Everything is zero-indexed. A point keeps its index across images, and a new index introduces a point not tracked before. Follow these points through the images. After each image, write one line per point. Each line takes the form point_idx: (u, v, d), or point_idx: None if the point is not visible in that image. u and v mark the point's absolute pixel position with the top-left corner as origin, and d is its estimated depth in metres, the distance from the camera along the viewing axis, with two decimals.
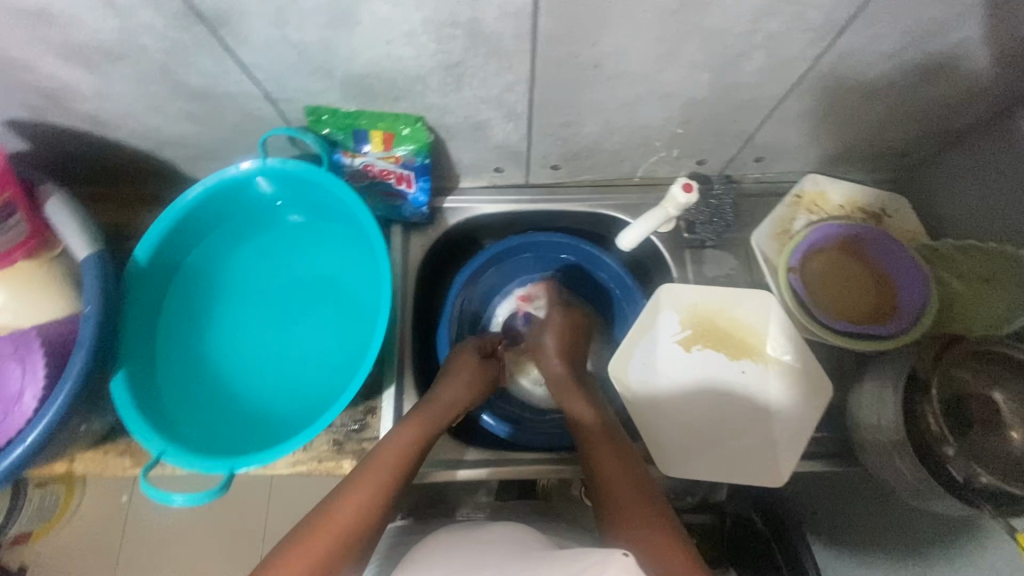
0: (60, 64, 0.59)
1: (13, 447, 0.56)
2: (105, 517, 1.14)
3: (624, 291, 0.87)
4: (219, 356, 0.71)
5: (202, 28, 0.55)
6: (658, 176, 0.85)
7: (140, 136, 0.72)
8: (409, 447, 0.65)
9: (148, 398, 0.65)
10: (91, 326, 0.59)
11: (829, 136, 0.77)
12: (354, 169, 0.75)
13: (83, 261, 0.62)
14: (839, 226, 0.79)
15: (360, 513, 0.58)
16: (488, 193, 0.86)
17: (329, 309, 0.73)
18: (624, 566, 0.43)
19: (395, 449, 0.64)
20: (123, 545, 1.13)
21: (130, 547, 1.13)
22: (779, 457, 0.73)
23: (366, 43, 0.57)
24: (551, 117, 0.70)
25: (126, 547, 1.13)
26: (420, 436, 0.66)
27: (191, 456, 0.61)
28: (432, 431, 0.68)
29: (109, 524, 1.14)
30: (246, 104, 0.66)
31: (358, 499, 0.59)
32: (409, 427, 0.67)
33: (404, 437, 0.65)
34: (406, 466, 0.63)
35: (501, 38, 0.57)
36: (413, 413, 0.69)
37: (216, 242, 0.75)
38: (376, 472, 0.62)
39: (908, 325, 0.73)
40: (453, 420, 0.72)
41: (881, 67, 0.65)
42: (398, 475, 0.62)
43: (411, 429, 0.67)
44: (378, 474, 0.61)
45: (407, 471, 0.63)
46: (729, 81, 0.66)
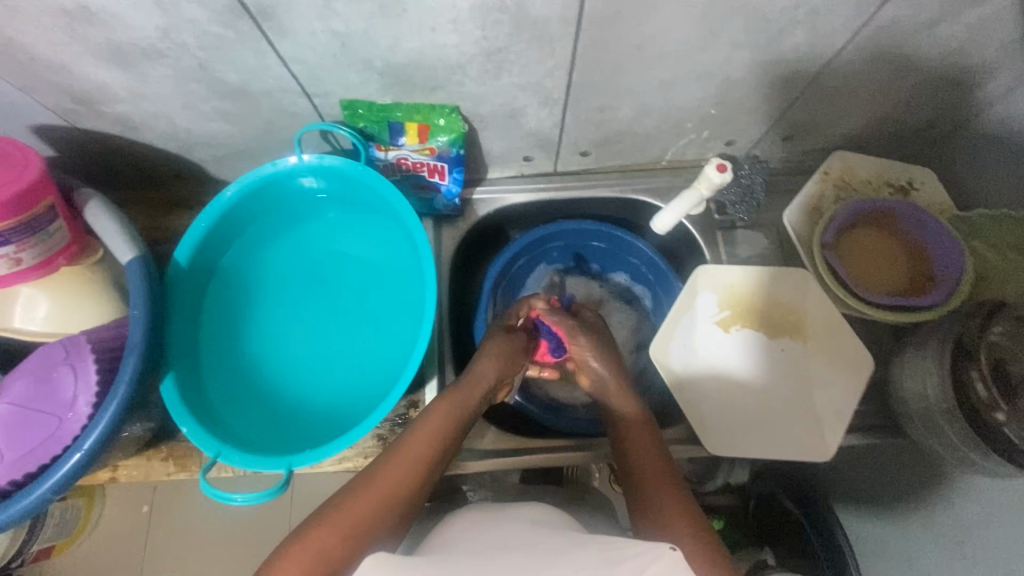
0: (96, 65, 0.59)
1: (71, 453, 0.56)
2: (127, 528, 1.13)
3: (657, 275, 0.87)
4: (262, 357, 0.71)
5: (246, 22, 0.54)
6: (686, 159, 0.85)
7: (170, 138, 0.72)
8: (447, 424, 0.64)
9: (197, 400, 0.65)
10: (140, 329, 0.59)
11: (859, 111, 0.78)
12: (388, 162, 0.75)
13: (127, 265, 0.62)
14: (873, 201, 0.78)
15: (388, 495, 0.57)
16: (516, 182, 0.86)
17: (372, 304, 0.72)
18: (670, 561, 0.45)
19: (431, 426, 0.63)
20: (146, 556, 1.11)
21: (152, 558, 1.11)
22: (825, 431, 0.74)
23: (410, 33, 0.56)
24: (587, 101, 0.70)
25: (149, 559, 1.11)
26: (450, 414, 0.65)
27: (247, 456, 0.61)
28: (465, 409, 0.67)
29: (131, 536, 1.13)
30: (282, 99, 0.66)
31: (394, 477, 0.58)
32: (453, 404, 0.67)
33: (432, 422, 0.64)
34: (442, 451, 0.62)
35: (548, 23, 0.56)
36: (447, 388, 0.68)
37: (252, 241, 0.74)
38: (409, 453, 0.60)
39: (947, 294, 0.73)
40: (487, 395, 0.70)
41: (916, 39, 0.65)
42: (428, 465, 0.60)
43: (442, 408, 0.65)
44: (414, 455, 0.60)
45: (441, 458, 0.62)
46: (767, 59, 0.66)
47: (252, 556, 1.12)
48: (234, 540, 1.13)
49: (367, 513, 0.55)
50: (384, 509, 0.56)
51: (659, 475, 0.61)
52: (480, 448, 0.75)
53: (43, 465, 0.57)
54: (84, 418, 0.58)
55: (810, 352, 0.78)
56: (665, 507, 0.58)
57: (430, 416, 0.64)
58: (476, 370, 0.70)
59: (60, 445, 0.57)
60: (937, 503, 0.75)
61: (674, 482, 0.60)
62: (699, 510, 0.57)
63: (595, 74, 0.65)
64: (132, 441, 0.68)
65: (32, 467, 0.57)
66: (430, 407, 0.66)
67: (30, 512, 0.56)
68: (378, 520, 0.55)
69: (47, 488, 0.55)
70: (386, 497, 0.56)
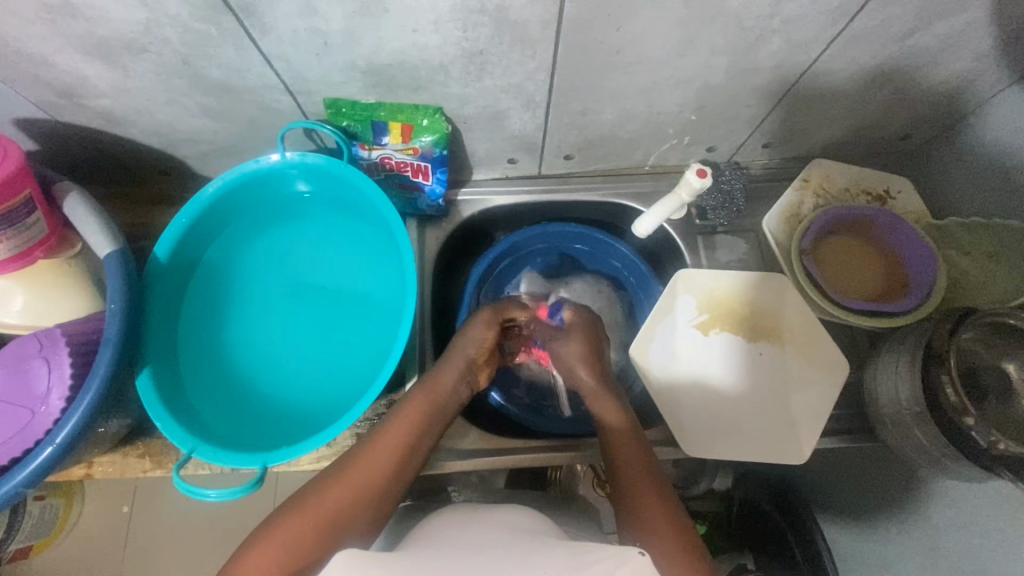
0: (79, 59, 0.59)
1: (43, 447, 0.55)
2: (106, 529, 1.11)
3: (638, 278, 0.89)
4: (241, 354, 0.70)
5: (229, 19, 0.54)
6: (668, 164, 0.87)
7: (153, 133, 0.72)
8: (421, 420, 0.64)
9: (174, 395, 0.65)
10: (115, 324, 0.59)
11: (836, 120, 0.79)
12: (372, 161, 0.75)
13: (105, 258, 0.62)
14: (849, 208, 0.80)
15: (359, 491, 0.57)
16: (501, 184, 0.87)
17: (352, 302, 0.73)
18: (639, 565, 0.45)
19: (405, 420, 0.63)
20: (124, 557, 1.10)
21: (130, 560, 1.10)
22: (800, 435, 0.75)
23: (392, 33, 0.57)
24: (569, 105, 0.71)
25: (128, 560, 1.10)
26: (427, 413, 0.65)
27: (222, 452, 0.61)
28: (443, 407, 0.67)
29: (110, 536, 1.11)
30: (265, 96, 0.66)
31: (367, 470, 0.59)
32: (432, 401, 0.67)
33: (409, 421, 0.64)
34: (414, 446, 0.63)
35: (528, 26, 0.57)
36: (426, 385, 0.68)
37: (234, 238, 0.74)
38: (382, 447, 0.61)
39: (921, 300, 0.75)
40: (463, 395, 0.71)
41: (889, 50, 0.67)
42: (401, 463, 0.61)
43: (418, 407, 0.66)
44: (389, 449, 0.61)
45: (414, 452, 0.62)
46: (744, 67, 0.67)
47: None
48: (214, 541, 1.12)
49: (338, 506, 0.56)
50: (354, 507, 0.56)
51: (630, 472, 0.62)
52: (460, 448, 0.75)
53: (15, 458, 0.57)
54: (57, 412, 0.57)
55: (786, 356, 0.79)
56: (636, 508, 0.59)
57: (403, 411, 0.65)
58: (455, 369, 0.70)
59: (32, 439, 0.57)
60: (912, 507, 0.76)
61: (643, 476, 0.61)
62: (669, 509, 0.58)
63: (576, 78, 0.66)
64: (107, 437, 0.68)
65: (3, 460, 0.57)
66: (405, 402, 0.66)
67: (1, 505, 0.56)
68: (349, 514, 0.56)
69: (17, 482, 0.55)
70: (357, 491, 0.57)
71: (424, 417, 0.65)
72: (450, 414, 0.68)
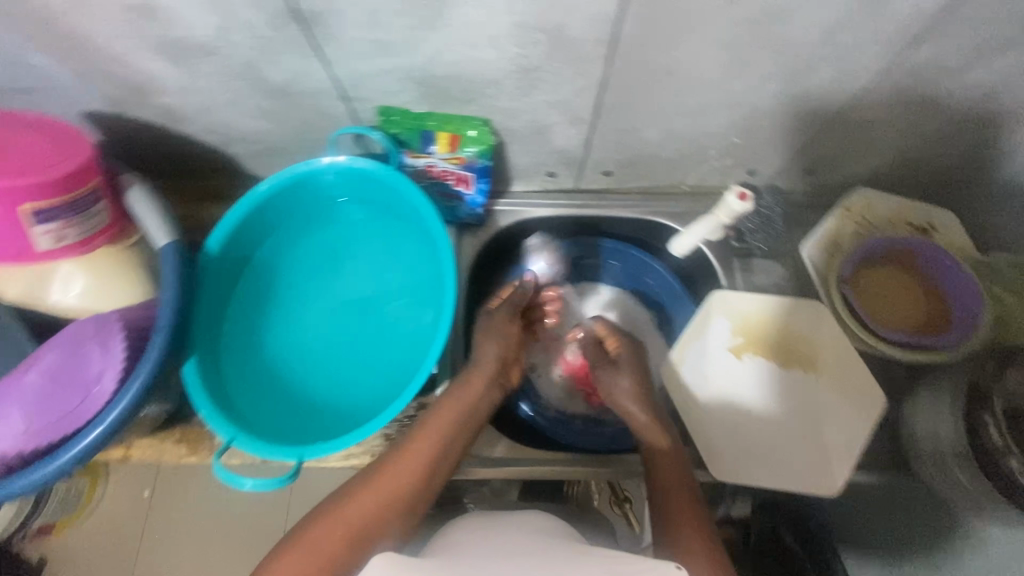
0: (152, 59, 0.62)
1: (92, 427, 0.57)
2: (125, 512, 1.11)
3: (672, 298, 0.89)
4: (281, 350, 0.72)
5: (297, 27, 0.57)
6: (707, 185, 0.87)
7: (210, 131, 0.75)
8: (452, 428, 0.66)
9: (217, 386, 0.67)
10: (168, 312, 0.62)
11: (881, 149, 0.78)
12: (416, 168, 0.77)
13: (161, 249, 0.64)
14: (892, 238, 0.79)
15: (393, 494, 0.58)
16: (539, 197, 0.88)
17: (391, 306, 0.74)
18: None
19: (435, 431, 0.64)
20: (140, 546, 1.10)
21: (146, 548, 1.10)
22: (833, 467, 0.73)
23: (450, 46, 0.59)
24: (614, 122, 0.72)
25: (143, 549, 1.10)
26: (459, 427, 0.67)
27: (261, 443, 0.63)
28: (475, 418, 0.69)
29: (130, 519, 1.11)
30: (321, 102, 0.68)
31: (403, 470, 0.60)
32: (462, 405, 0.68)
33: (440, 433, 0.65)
34: (444, 451, 0.64)
35: (582, 44, 0.59)
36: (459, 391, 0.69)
37: (280, 236, 0.76)
38: (418, 450, 0.62)
39: (965, 335, 0.73)
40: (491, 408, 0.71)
41: (942, 82, 0.66)
42: (432, 471, 0.62)
43: (449, 418, 0.67)
44: (423, 455, 0.62)
45: (445, 455, 0.63)
46: (793, 93, 0.68)
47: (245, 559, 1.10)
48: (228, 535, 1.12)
49: (375, 502, 0.57)
50: (386, 512, 0.57)
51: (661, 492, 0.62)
52: (486, 456, 0.76)
53: (65, 436, 0.59)
54: (108, 394, 0.59)
55: (820, 386, 0.78)
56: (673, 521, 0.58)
57: (438, 416, 0.66)
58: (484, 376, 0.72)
59: (83, 418, 0.59)
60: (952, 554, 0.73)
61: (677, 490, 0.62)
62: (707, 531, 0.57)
63: (624, 97, 0.67)
64: (144, 422, 0.70)
65: (55, 438, 0.59)
66: (438, 410, 0.67)
67: (49, 480, 0.58)
68: (380, 519, 0.56)
69: (67, 459, 0.57)
70: (394, 488, 0.59)
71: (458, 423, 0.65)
72: (480, 419, 0.69)
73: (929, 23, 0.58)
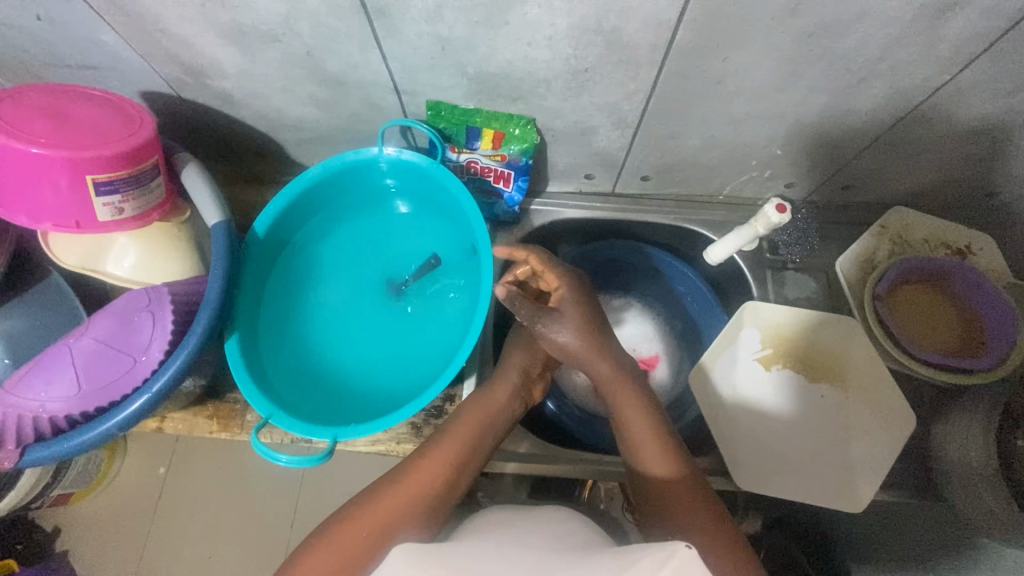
0: (217, 43, 0.64)
1: (139, 394, 0.59)
2: (138, 488, 1.13)
3: (703, 305, 0.89)
4: (318, 331, 0.74)
5: (361, 18, 0.58)
6: (743, 195, 0.87)
7: (262, 117, 0.77)
8: (480, 426, 0.66)
9: (255, 365, 0.69)
10: (216, 288, 0.63)
11: (923, 169, 0.78)
12: (458, 164, 0.79)
13: (212, 227, 0.66)
14: (928, 259, 0.78)
15: (422, 490, 0.60)
16: (574, 198, 0.88)
17: (426, 298, 0.75)
18: (687, 559, 0.42)
19: (466, 428, 0.65)
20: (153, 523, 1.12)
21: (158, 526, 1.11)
22: (857, 485, 0.73)
23: (506, 44, 0.60)
24: (658, 128, 0.73)
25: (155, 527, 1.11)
26: (488, 423, 0.67)
27: (297, 422, 0.64)
28: (505, 420, 0.69)
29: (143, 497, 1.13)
30: (373, 93, 0.70)
31: (437, 461, 0.62)
32: (490, 402, 0.69)
33: (471, 426, 0.66)
34: (474, 450, 0.65)
35: (637, 49, 0.60)
36: (490, 387, 0.71)
37: (322, 221, 0.77)
38: (447, 447, 0.64)
39: (999, 359, 0.73)
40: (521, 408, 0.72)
41: (994, 105, 0.66)
42: (459, 467, 0.63)
43: (481, 415, 0.67)
44: (454, 450, 0.63)
45: (477, 449, 0.65)
46: (841, 108, 0.68)
47: (257, 542, 1.12)
48: (243, 519, 1.12)
49: (414, 492, 0.60)
50: (416, 508, 0.59)
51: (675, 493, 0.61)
52: (511, 452, 0.76)
53: (112, 401, 0.61)
54: (156, 363, 0.61)
55: (849, 402, 0.77)
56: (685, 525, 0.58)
57: (471, 412, 0.67)
58: (513, 376, 0.72)
59: (131, 385, 0.61)
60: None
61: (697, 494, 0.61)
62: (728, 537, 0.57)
63: (672, 103, 0.68)
64: (182, 395, 0.72)
65: (102, 402, 0.61)
66: (470, 405, 0.69)
67: (95, 443, 0.60)
68: (405, 514, 0.58)
69: (113, 424, 0.59)
70: (429, 478, 0.61)
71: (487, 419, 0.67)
72: (510, 419, 0.70)
73: (985, 44, 0.59)
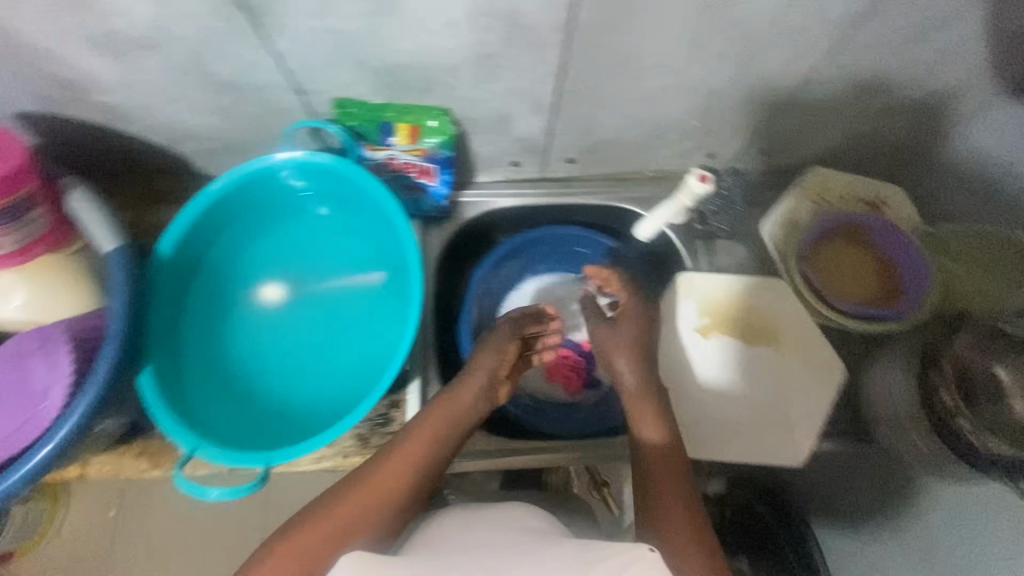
0: (90, 54, 0.59)
1: (41, 446, 0.55)
2: None
3: (639, 283, 0.89)
4: (246, 353, 0.71)
5: (243, 16, 0.54)
6: (669, 170, 0.87)
7: (157, 130, 0.71)
8: (440, 429, 0.64)
9: (178, 396, 0.64)
10: (120, 321, 0.59)
11: (832, 129, 0.81)
12: (377, 161, 0.75)
13: (107, 255, 0.61)
14: (845, 216, 0.82)
15: (382, 500, 0.58)
16: (505, 187, 0.87)
17: (358, 307, 0.72)
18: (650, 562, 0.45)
19: (424, 433, 0.63)
20: None
21: None
22: (796, 438, 0.76)
23: (404, 35, 0.58)
24: (575, 109, 0.72)
25: None
26: (452, 423, 0.66)
27: (226, 452, 0.61)
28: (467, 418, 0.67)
29: None
30: (273, 96, 0.66)
31: (394, 469, 0.60)
32: (450, 403, 0.67)
33: (432, 428, 0.64)
34: (436, 453, 0.63)
35: (539, 30, 0.58)
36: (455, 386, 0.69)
37: (237, 235, 0.73)
38: (405, 453, 0.62)
39: (915, 305, 0.77)
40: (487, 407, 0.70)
41: (887, 61, 0.69)
42: (421, 473, 0.61)
43: (442, 414, 0.66)
44: (415, 455, 0.62)
45: (440, 454, 0.63)
46: (748, 75, 0.69)
47: None
48: None
49: (372, 501, 0.58)
50: (374, 517, 0.57)
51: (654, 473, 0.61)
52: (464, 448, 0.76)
53: (14, 455, 0.57)
54: (56, 408, 0.57)
55: (783, 359, 0.80)
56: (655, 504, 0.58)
57: (432, 415, 0.65)
58: (479, 376, 0.70)
59: (32, 434, 0.56)
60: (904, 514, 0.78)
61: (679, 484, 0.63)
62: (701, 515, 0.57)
63: (584, 83, 0.67)
64: (102, 438, 0.67)
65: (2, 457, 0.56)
66: (433, 406, 0.67)
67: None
68: (358, 526, 0.56)
69: (15, 481, 0.54)
70: (389, 486, 0.59)
71: (450, 420, 0.65)
72: (474, 417, 0.68)
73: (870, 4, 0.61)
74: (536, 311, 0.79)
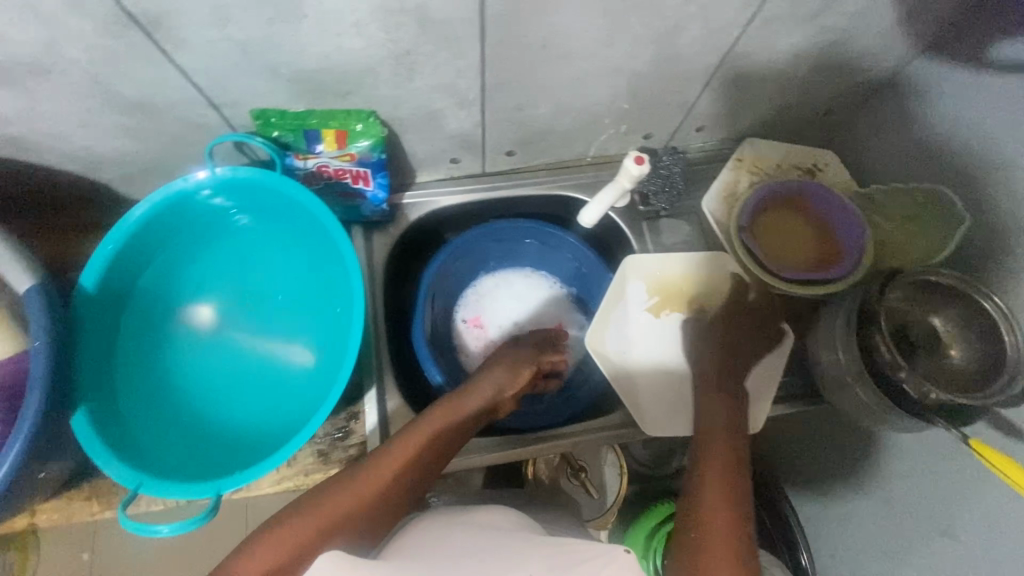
0: None
1: None
2: None
3: (590, 269, 0.89)
4: (189, 383, 0.69)
5: (136, 31, 0.52)
6: (609, 153, 0.88)
7: (71, 158, 0.68)
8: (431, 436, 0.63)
9: (119, 434, 0.62)
10: (41, 363, 0.56)
11: (761, 100, 0.82)
12: (308, 171, 0.74)
13: (25, 293, 0.57)
14: (780, 184, 0.83)
15: (351, 508, 0.56)
16: (446, 184, 0.86)
17: (302, 324, 0.71)
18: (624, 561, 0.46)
19: (410, 441, 0.62)
20: None
21: None
22: (753, 406, 0.78)
23: (312, 38, 0.56)
24: (503, 100, 0.71)
25: None
26: (444, 431, 0.64)
27: (173, 486, 0.59)
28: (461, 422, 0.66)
29: None
30: (187, 112, 0.64)
31: (375, 479, 0.58)
32: (441, 410, 0.65)
33: (422, 433, 0.63)
34: (424, 464, 0.61)
35: (451, 24, 0.57)
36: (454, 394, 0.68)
37: (168, 262, 0.70)
38: (387, 460, 0.60)
39: (853, 265, 0.79)
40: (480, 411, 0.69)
41: (802, 31, 0.70)
42: (408, 480, 0.59)
43: (436, 423, 0.64)
44: (400, 462, 0.60)
45: (429, 462, 0.62)
46: (670, 54, 0.69)
47: None
48: None
49: (339, 513, 0.55)
50: (348, 520, 0.55)
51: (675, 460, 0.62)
52: None
53: None
54: None
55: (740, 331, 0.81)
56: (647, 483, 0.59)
57: (423, 423, 0.63)
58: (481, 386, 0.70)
59: None
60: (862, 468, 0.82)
61: (705, 477, 0.62)
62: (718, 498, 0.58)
63: (507, 73, 0.66)
64: (46, 485, 0.64)
65: None
66: (427, 413, 0.65)
67: None
68: (322, 533, 0.54)
69: None
70: (364, 495, 0.57)
71: (443, 427, 0.64)
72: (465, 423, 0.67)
73: None
74: (552, 336, 0.83)
